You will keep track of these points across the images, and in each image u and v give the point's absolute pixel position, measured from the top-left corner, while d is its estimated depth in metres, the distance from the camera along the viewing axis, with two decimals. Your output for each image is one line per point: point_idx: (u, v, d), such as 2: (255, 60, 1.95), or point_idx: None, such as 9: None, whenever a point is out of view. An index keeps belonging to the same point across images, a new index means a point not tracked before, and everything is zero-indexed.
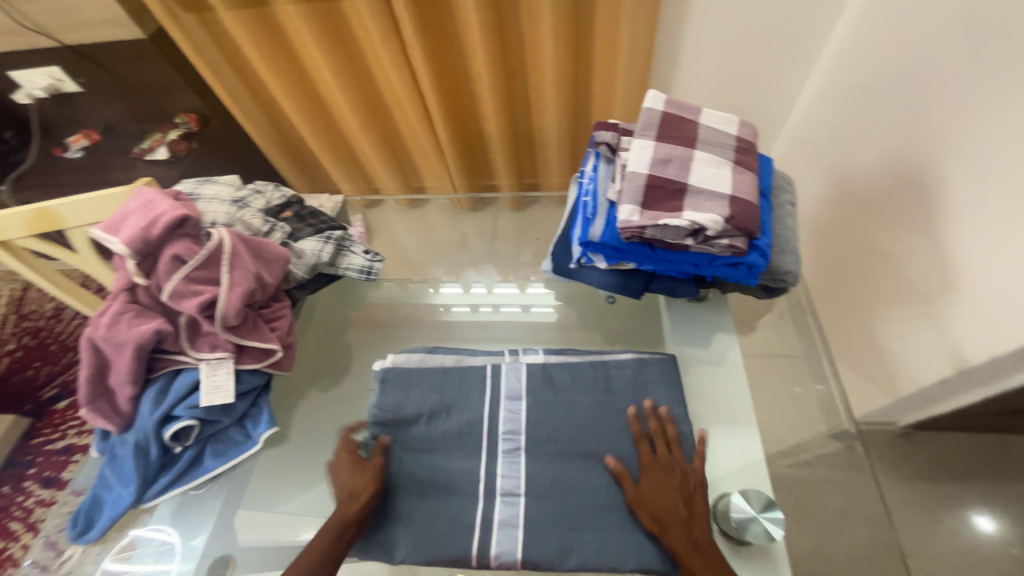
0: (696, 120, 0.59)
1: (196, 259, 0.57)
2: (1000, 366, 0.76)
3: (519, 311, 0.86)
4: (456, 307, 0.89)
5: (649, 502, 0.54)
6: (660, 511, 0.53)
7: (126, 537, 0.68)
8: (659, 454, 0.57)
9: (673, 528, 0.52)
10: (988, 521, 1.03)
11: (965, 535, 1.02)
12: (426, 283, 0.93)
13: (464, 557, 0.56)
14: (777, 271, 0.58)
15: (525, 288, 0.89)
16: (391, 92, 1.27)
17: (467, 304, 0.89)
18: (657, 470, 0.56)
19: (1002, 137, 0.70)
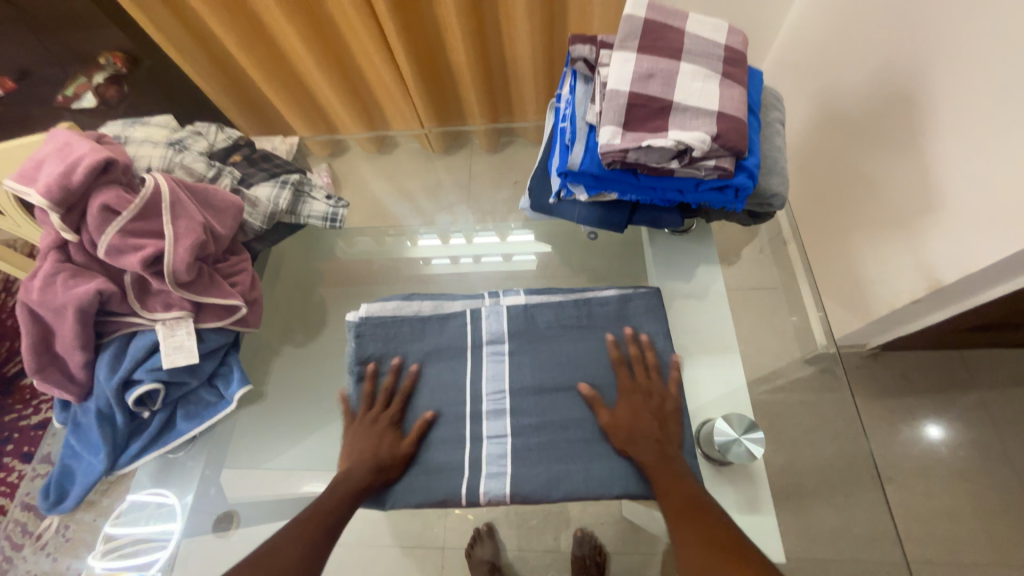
0: (681, 28, 0.54)
1: (131, 209, 0.50)
2: (972, 283, 0.78)
3: (501, 260, 0.84)
4: (435, 260, 0.86)
5: (625, 423, 0.55)
6: (631, 430, 0.54)
7: (121, 504, 0.67)
8: (637, 380, 0.58)
9: (641, 445, 0.53)
10: (945, 430, 1.11)
11: (923, 443, 1.10)
12: (403, 237, 0.89)
13: (454, 496, 0.55)
14: (763, 194, 0.55)
15: (505, 236, 0.85)
16: (343, 19, 1.14)
17: (447, 256, 0.86)
18: (636, 394, 0.57)
19: (998, 41, 0.66)
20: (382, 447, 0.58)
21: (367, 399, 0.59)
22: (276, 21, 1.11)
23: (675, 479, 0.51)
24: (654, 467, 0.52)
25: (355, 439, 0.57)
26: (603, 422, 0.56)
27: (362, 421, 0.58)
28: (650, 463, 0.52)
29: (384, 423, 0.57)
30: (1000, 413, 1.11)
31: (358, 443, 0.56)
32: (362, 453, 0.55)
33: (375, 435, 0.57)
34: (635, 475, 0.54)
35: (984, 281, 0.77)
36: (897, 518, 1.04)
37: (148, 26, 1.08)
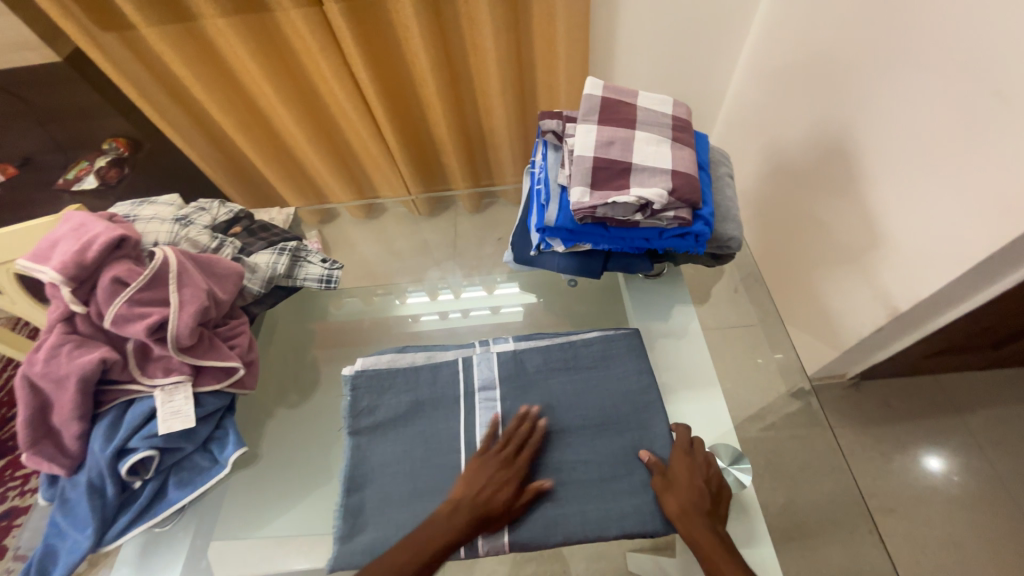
0: (633, 103, 0.62)
1: (139, 280, 0.54)
2: (924, 308, 0.84)
3: (489, 312, 0.88)
4: (424, 316, 0.90)
5: (678, 496, 0.55)
6: (685, 500, 0.55)
7: None
8: (689, 452, 0.59)
9: (697, 520, 0.54)
10: (931, 456, 1.13)
11: (916, 471, 1.11)
12: (392, 295, 0.93)
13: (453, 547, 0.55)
14: (721, 238, 0.61)
15: (492, 289, 0.91)
16: (335, 101, 1.26)
17: (436, 311, 0.90)
18: (684, 463, 0.58)
19: (902, 101, 0.78)
20: (380, 504, 0.58)
21: (502, 440, 0.59)
22: (273, 105, 1.23)
23: (723, 559, 0.51)
24: (706, 544, 0.52)
25: (469, 483, 0.56)
26: (659, 488, 0.56)
27: (486, 463, 0.57)
28: (702, 537, 0.53)
29: (514, 470, 0.57)
30: (983, 435, 1.14)
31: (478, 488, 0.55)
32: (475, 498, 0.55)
33: (492, 477, 0.56)
34: (630, 514, 0.56)
35: (934, 306, 0.83)
36: (902, 553, 1.03)
37: (155, 114, 1.18)
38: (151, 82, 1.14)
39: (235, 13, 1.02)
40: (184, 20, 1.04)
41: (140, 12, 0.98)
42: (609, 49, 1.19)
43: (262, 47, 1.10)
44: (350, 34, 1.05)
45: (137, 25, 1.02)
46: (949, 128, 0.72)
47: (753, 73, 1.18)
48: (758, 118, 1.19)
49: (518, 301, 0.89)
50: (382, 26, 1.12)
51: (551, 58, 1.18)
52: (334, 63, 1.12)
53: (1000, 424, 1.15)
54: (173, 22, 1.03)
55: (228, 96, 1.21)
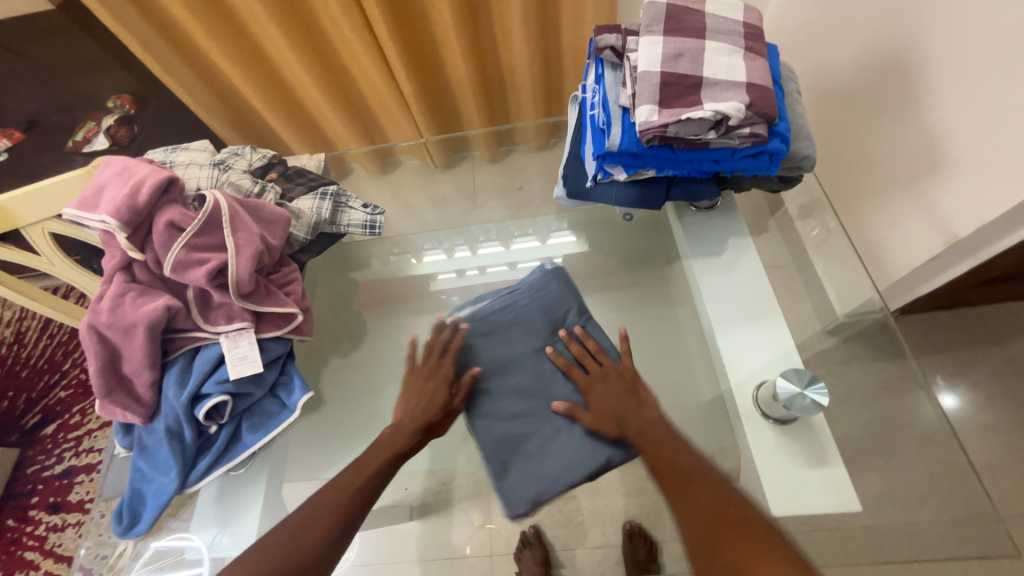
0: (701, 9, 0.56)
1: (194, 225, 0.52)
2: (987, 233, 0.81)
3: (507, 269, 0.87)
4: (441, 274, 0.89)
5: (604, 412, 0.60)
6: (617, 414, 0.60)
7: (149, 551, 0.65)
8: (593, 370, 0.64)
9: (634, 424, 0.59)
10: (964, 384, 1.14)
11: (953, 400, 1.12)
12: (407, 254, 0.92)
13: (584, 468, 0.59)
14: (794, 158, 0.58)
15: (508, 245, 0.90)
16: (344, 43, 1.18)
17: (453, 270, 0.90)
18: (598, 382, 0.63)
19: (980, 5, 0.71)
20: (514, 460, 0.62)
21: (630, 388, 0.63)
22: (280, 51, 1.16)
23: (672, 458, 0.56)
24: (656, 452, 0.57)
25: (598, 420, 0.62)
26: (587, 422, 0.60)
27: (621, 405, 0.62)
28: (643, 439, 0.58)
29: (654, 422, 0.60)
30: (1023, 365, 1.14)
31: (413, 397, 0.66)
32: (411, 408, 0.65)
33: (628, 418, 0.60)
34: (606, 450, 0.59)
35: (998, 230, 0.80)
36: None
37: (158, 67, 1.12)
38: (151, 31, 1.07)
39: None
40: None
41: None
42: None
43: None
44: None
45: None
46: None
47: None
48: (802, 39, 1.10)
49: (534, 255, 0.87)
50: None
51: None
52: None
53: None
54: None
55: (234, 42, 1.14)
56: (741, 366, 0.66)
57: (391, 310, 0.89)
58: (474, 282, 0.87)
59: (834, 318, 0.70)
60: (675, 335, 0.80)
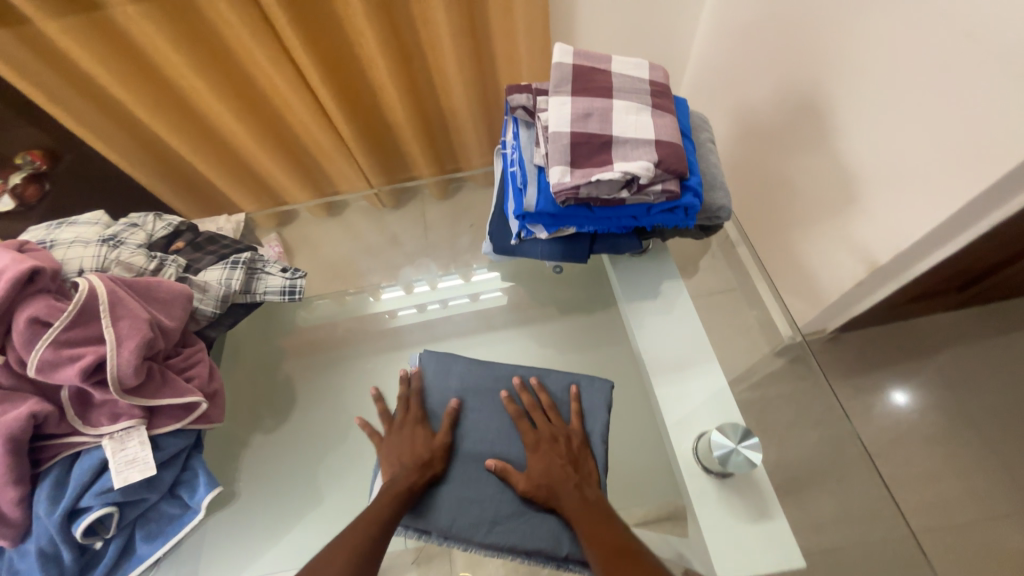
0: (608, 69, 0.57)
1: (64, 319, 0.46)
2: (904, 261, 0.85)
3: (469, 301, 0.86)
4: (402, 311, 0.87)
5: (540, 480, 0.58)
6: (554, 484, 0.57)
7: None
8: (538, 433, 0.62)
9: (566, 491, 0.56)
10: (908, 398, 1.18)
11: (901, 415, 1.16)
12: (365, 293, 0.88)
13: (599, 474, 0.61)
14: (710, 208, 0.58)
15: (469, 277, 0.88)
16: (274, 91, 1.15)
17: (412, 304, 0.87)
18: (544, 445, 0.60)
19: (871, 52, 0.77)
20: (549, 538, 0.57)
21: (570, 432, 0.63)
22: (206, 102, 1.12)
23: (606, 528, 0.52)
24: (587, 522, 0.53)
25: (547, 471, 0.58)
26: (522, 488, 0.58)
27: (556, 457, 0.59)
28: (575, 511, 0.54)
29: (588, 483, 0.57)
30: (953, 374, 1.20)
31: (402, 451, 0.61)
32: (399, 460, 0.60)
33: (569, 482, 0.57)
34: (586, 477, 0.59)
35: (914, 257, 0.84)
36: None
37: (72, 123, 1.06)
38: (60, 84, 1.01)
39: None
40: (87, 8, 0.91)
41: (34, 4, 0.86)
42: (567, 11, 1.13)
43: (184, 37, 0.99)
44: (285, 16, 0.96)
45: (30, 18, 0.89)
46: (918, 73, 0.70)
47: (719, 30, 1.16)
48: (727, 77, 1.17)
49: (498, 284, 0.87)
50: (318, 1, 1.01)
51: (508, 26, 1.11)
52: (269, 48, 1.03)
53: (969, 361, 1.21)
54: (75, 14, 0.91)
55: (155, 95, 1.09)
56: (680, 416, 0.65)
57: (324, 375, 0.84)
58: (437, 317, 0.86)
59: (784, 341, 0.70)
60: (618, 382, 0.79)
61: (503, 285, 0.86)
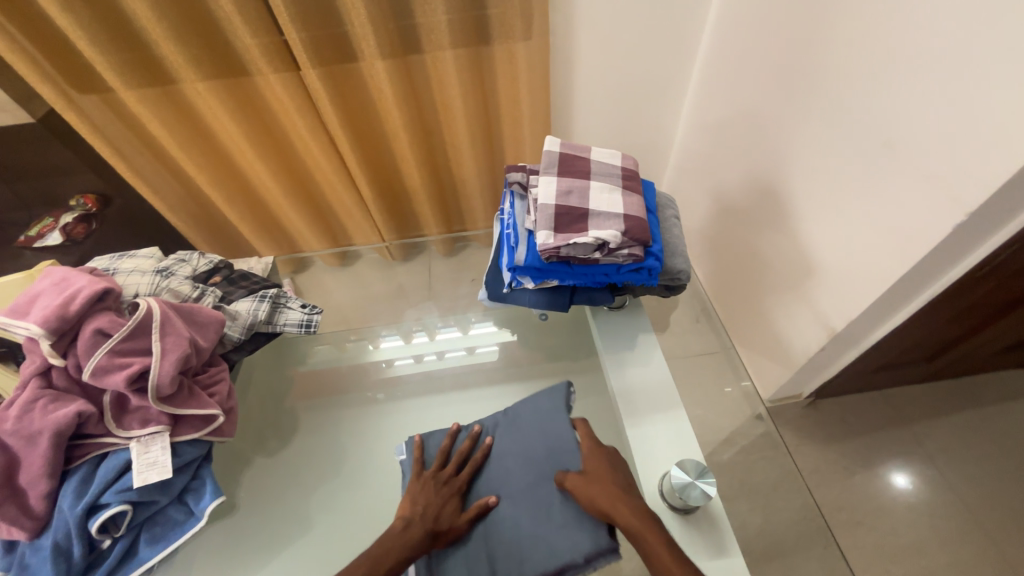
0: (587, 157, 0.71)
1: (122, 331, 0.55)
2: (858, 328, 0.94)
3: (464, 353, 0.95)
4: (399, 360, 0.95)
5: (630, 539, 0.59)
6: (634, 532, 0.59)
7: None
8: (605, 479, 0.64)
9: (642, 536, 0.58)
10: (907, 476, 1.19)
11: (885, 485, 1.18)
12: (365, 341, 0.98)
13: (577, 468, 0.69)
14: (671, 272, 0.68)
15: (467, 329, 0.97)
16: (309, 155, 1.33)
17: (410, 355, 0.96)
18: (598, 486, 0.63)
19: (812, 152, 0.92)
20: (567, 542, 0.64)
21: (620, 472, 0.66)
22: (249, 160, 1.29)
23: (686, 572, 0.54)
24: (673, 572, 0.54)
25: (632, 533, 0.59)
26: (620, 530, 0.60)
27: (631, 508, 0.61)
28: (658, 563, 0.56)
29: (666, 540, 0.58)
30: (929, 446, 1.23)
31: (423, 502, 0.68)
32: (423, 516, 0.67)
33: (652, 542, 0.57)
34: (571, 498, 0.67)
35: (865, 326, 0.93)
36: (864, 562, 1.09)
37: (129, 172, 1.22)
38: (127, 141, 1.18)
39: (215, 78, 1.10)
40: (166, 83, 1.10)
41: (122, 78, 1.04)
42: (565, 103, 1.36)
43: (240, 109, 1.18)
44: (328, 96, 1.15)
45: (117, 89, 1.07)
46: (851, 170, 0.84)
47: (695, 126, 1.37)
48: (703, 164, 1.36)
49: (494, 340, 0.96)
50: (357, 86, 1.21)
51: (515, 113, 1.31)
52: (311, 120, 1.21)
53: (945, 433, 1.25)
54: (155, 87, 1.09)
55: (205, 152, 1.25)
56: (649, 459, 0.70)
57: (327, 406, 0.91)
58: (433, 367, 0.94)
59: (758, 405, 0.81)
60: None
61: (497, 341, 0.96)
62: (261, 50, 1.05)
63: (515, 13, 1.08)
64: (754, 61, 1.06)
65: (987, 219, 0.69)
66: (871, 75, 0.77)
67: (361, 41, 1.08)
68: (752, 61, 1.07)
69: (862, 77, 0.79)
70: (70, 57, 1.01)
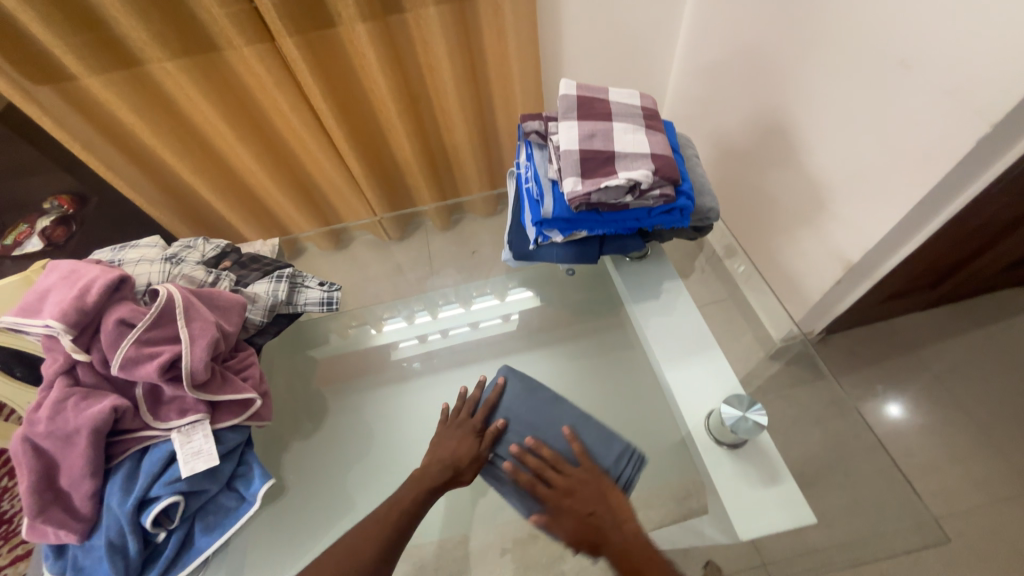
0: (606, 98, 0.68)
1: (146, 320, 0.52)
2: (872, 257, 0.95)
3: (468, 329, 0.94)
4: (403, 342, 0.94)
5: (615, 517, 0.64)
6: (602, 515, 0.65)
7: None
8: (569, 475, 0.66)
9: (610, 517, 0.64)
10: (925, 398, 1.24)
11: (899, 409, 1.23)
12: (367, 325, 0.96)
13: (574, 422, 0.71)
14: (701, 211, 0.67)
15: (468, 305, 0.97)
16: (292, 133, 1.26)
17: (414, 336, 0.95)
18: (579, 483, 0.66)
19: (817, 82, 0.91)
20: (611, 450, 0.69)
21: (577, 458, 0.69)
22: (229, 144, 1.22)
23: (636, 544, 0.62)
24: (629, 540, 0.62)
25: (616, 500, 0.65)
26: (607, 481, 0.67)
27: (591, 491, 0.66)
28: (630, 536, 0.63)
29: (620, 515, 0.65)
30: (936, 368, 1.28)
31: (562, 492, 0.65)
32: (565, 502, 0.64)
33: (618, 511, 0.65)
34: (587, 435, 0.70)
35: (879, 255, 0.94)
36: None
37: (102, 167, 1.14)
38: (96, 134, 1.10)
39: (184, 56, 1.02)
40: (130, 64, 1.01)
41: (81, 62, 0.95)
42: (555, 57, 1.31)
43: (214, 88, 1.10)
44: (308, 68, 1.08)
45: (78, 76, 0.98)
46: (865, 96, 0.82)
47: (689, 71, 1.34)
48: (700, 110, 1.33)
49: (494, 313, 0.95)
50: (336, 54, 1.14)
51: (505, 71, 1.26)
52: (291, 95, 1.14)
53: (948, 354, 1.30)
54: (118, 70, 1.01)
55: (182, 139, 1.18)
56: (691, 399, 0.74)
57: (357, 385, 0.91)
58: (439, 346, 0.94)
59: (774, 345, 0.79)
60: (629, 377, 0.88)
61: (502, 316, 0.95)
62: (230, 20, 0.97)
63: None
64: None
65: (1005, 134, 0.69)
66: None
67: (337, 3, 1.00)
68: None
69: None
70: (18, 42, 0.92)
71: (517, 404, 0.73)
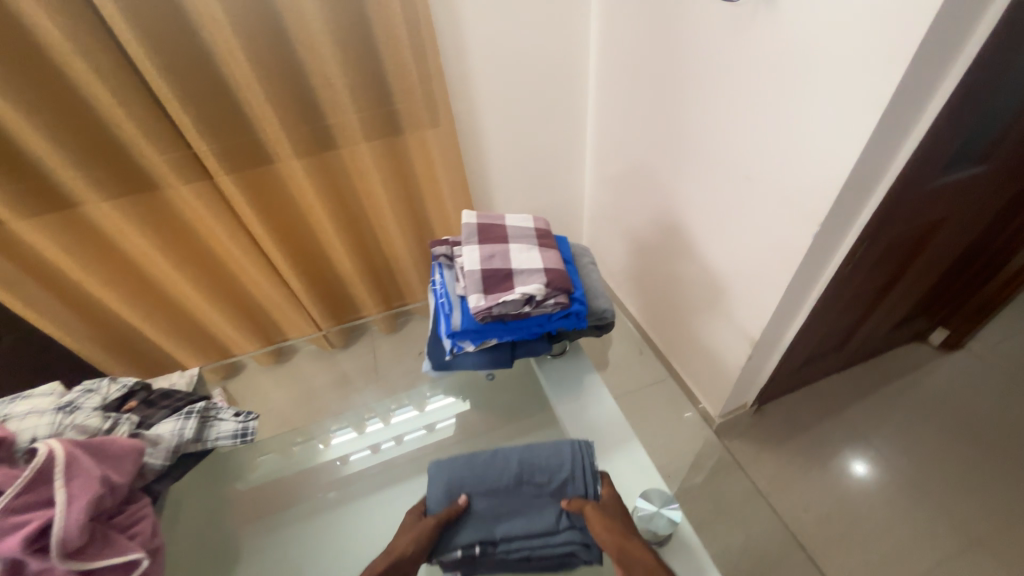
0: (502, 224, 0.78)
1: (17, 483, 0.49)
2: (773, 332, 1.05)
3: (424, 432, 0.95)
4: (354, 454, 0.94)
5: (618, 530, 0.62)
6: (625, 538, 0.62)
7: None
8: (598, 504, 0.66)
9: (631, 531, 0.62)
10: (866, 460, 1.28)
11: (865, 469, 1.26)
12: (314, 441, 0.96)
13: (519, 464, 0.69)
14: (597, 313, 0.74)
15: (423, 407, 0.98)
16: (230, 256, 1.30)
17: (365, 446, 0.94)
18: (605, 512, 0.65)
19: (692, 190, 1.08)
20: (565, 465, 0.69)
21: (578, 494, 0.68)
22: (163, 271, 1.23)
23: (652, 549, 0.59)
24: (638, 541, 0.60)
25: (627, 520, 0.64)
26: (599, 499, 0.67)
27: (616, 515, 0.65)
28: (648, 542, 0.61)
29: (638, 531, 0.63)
30: (867, 427, 1.35)
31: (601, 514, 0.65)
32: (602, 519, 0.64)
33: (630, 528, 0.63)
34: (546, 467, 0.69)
35: (777, 329, 1.04)
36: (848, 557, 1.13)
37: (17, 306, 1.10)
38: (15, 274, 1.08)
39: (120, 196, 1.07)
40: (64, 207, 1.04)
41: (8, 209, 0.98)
42: (481, 177, 1.48)
43: (149, 222, 1.14)
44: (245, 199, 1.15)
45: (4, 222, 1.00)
46: (729, 201, 0.98)
47: (598, 182, 1.55)
48: (613, 213, 1.52)
49: (450, 412, 0.96)
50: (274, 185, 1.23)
51: (436, 190, 1.40)
52: (229, 223, 1.20)
53: (875, 413, 1.37)
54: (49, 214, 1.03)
55: (113, 271, 1.18)
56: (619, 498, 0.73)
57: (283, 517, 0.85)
58: (393, 454, 0.93)
59: None
60: None
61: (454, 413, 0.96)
62: (168, 164, 1.05)
63: (421, 106, 1.18)
64: (632, 124, 1.25)
65: (837, 223, 0.83)
66: (718, 128, 0.94)
67: (273, 144, 1.12)
68: (630, 125, 1.25)
69: (712, 129, 0.95)
70: None
71: (459, 473, 0.69)
